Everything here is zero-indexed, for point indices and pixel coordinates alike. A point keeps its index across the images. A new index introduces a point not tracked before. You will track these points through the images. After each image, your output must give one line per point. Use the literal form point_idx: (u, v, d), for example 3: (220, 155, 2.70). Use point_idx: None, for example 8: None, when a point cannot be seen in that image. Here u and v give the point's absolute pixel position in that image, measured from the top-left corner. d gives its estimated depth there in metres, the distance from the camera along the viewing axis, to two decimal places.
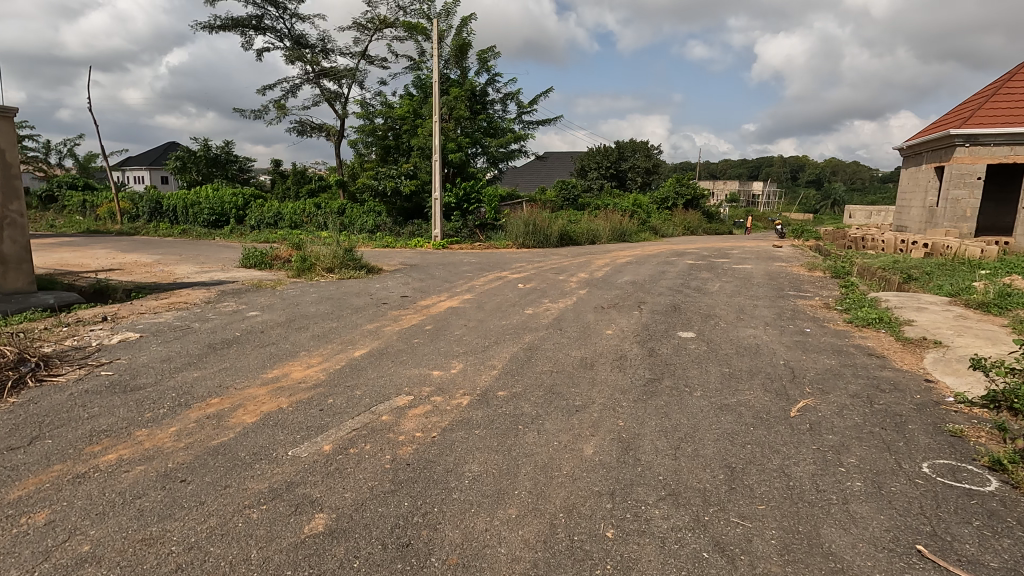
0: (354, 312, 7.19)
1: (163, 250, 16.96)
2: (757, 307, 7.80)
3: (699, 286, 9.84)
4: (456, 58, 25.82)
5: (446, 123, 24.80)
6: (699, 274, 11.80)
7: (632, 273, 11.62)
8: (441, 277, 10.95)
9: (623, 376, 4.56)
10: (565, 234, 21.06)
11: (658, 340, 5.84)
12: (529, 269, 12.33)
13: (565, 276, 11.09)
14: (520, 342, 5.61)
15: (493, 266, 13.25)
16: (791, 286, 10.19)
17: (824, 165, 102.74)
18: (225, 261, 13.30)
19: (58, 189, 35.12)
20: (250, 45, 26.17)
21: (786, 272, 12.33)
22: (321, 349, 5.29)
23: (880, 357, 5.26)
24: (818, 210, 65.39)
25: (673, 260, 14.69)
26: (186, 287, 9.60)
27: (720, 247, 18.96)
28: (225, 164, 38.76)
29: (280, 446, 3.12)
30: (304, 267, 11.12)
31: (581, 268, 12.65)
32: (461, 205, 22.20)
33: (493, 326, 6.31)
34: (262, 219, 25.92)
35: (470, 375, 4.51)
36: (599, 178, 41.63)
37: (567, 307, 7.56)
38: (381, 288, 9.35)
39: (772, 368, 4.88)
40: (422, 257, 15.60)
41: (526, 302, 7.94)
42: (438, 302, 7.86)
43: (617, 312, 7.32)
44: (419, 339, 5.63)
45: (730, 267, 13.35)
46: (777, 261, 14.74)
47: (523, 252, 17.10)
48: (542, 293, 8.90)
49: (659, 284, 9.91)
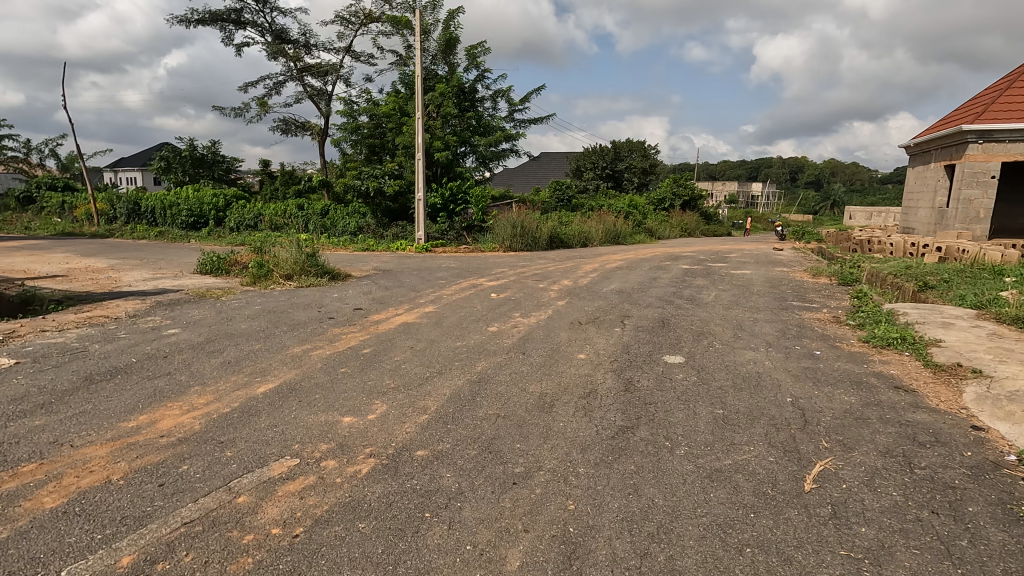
0: (289, 330, 6.18)
1: (126, 254, 15.95)
2: (758, 323, 6.78)
3: (692, 296, 8.87)
4: (443, 53, 24.92)
5: (433, 120, 23.86)
6: (693, 281, 10.80)
7: (620, 280, 10.62)
8: (410, 285, 9.94)
9: (585, 424, 3.57)
10: (554, 236, 20.10)
11: (637, 368, 4.84)
12: (509, 276, 11.35)
13: (546, 284, 10.11)
14: (469, 371, 4.61)
15: (472, 272, 12.27)
16: (795, 295, 9.20)
17: (824, 166, 101.78)
18: (182, 267, 12.28)
19: (37, 190, 34.08)
20: (230, 40, 25.16)
21: (788, 278, 11.33)
22: (218, 384, 4.28)
23: (910, 394, 4.25)
24: (817, 212, 64.40)
25: (667, 265, 13.70)
26: (120, 298, 8.59)
27: (718, 251, 17.98)
28: (210, 164, 37.73)
29: (54, 562, 2.11)
30: (261, 274, 10.14)
31: (566, 274, 11.65)
32: (448, 206, 21.15)
33: (443, 349, 5.31)
34: (242, 221, 24.90)
35: (390, 422, 3.51)
36: (595, 178, 40.66)
37: (538, 323, 6.57)
38: (337, 299, 8.34)
39: (777, 410, 3.88)
40: (400, 262, 14.61)
41: (493, 316, 6.95)
42: (392, 317, 6.87)
43: (595, 329, 6.32)
44: (346, 369, 4.62)
45: (728, 272, 12.39)
46: (779, 266, 13.74)
47: (510, 256, 16.11)
48: (515, 304, 7.91)
49: (648, 294, 8.89)
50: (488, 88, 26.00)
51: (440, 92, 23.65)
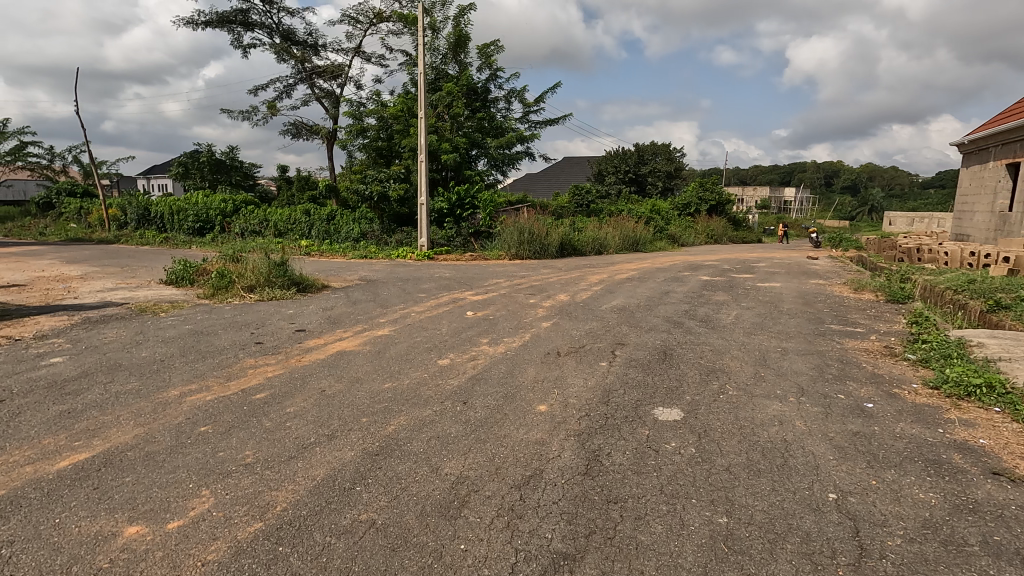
0: (194, 361, 4.98)
1: (112, 261, 15.22)
2: (791, 357, 5.29)
3: (707, 316, 7.42)
4: (453, 51, 23.91)
5: (442, 121, 22.81)
6: (712, 297, 9.28)
7: (627, 294, 9.21)
8: (384, 300, 8.72)
9: (500, 549, 2.24)
10: (566, 243, 18.72)
11: (614, 430, 3.47)
12: (501, 289, 10.06)
13: (538, 299, 8.80)
14: (374, 435, 3.29)
15: (463, 283, 11.03)
16: (834, 315, 7.65)
17: (860, 170, 97.81)
18: (151, 276, 11.32)
19: (57, 197, 34.24)
20: (237, 42, 24.56)
21: (824, 293, 9.74)
22: (17, 451, 3.07)
23: (1020, 489, 2.79)
24: (854, 218, 61.49)
25: (685, 277, 12.16)
26: (51, 312, 7.60)
27: (745, 259, 16.35)
28: (228, 169, 37.49)
29: None
30: (220, 286, 9.10)
31: (566, 287, 10.28)
32: (455, 211, 20.10)
33: (364, 395, 4.02)
34: (247, 227, 24.25)
35: (190, 541, 2.23)
36: (617, 182, 39.11)
37: (505, 353, 5.23)
38: (286, 317, 7.16)
39: (814, 521, 2.48)
40: (391, 271, 13.50)
41: (456, 342, 5.65)
42: (333, 343, 5.63)
43: (575, 363, 4.94)
44: (208, 428, 3.37)
45: (754, 285, 10.85)
46: (813, 278, 12.12)
47: (514, 265, 14.79)
48: (490, 326, 6.59)
49: (654, 313, 7.44)
50: (501, 88, 24.94)
51: (449, 92, 22.59)
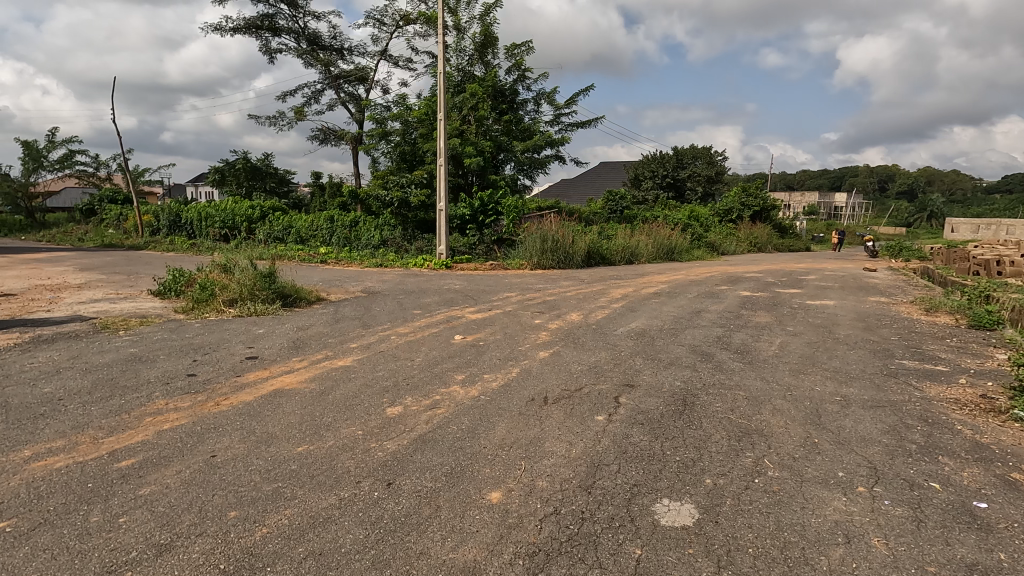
0: (92, 402, 4.04)
1: (124, 268, 14.89)
2: (853, 413, 3.97)
3: (745, 345, 6.12)
4: (479, 52, 23.08)
5: (468, 124, 21.94)
6: (751, 318, 7.88)
7: (651, 314, 7.93)
8: (371, 318, 7.73)
9: None
10: (593, 252, 17.45)
11: (588, 549, 2.31)
12: (509, 304, 8.97)
13: (546, 318, 7.65)
14: (226, 551, 2.22)
15: (470, 297, 10.01)
16: (906, 347, 6.17)
17: (917, 175, 92.36)
18: (145, 286, 10.73)
19: (98, 203, 35.10)
20: (265, 48, 24.48)
21: (888, 315, 8.19)
22: None
23: None
24: (911, 225, 57.62)
25: (722, 292, 10.73)
26: (7, 328, 6.93)
27: (792, 271, 14.75)
28: (263, 176, 37.71)
29: None
30: (199, 299, 8.35)
31: (582, 304, 9.06)
32: (477, 218, 19.12)
33: (260, 466, 2.97)
34: (271, 233, 23.96)
35: None
36: (654, 188, 37.47)
37: (475, 401, 4.10)
38: (247, 341, 6.25)
39: None
40: (400, 282, 12.61)
41: (424, 380, 4.56)
42: (275, 379, 4.61)
43: (562, 418, 3.78)
44: (5, 528, 2.36)
45: (803, 303, 9.40)
46: (874, 294, 10.51)
47: (534, 277, 13.63)
48: (476, 356, 5.47)
49: (678, 341, 6.18)
50: (530, 90, 23.96)
51: (474, 93, 21.71)
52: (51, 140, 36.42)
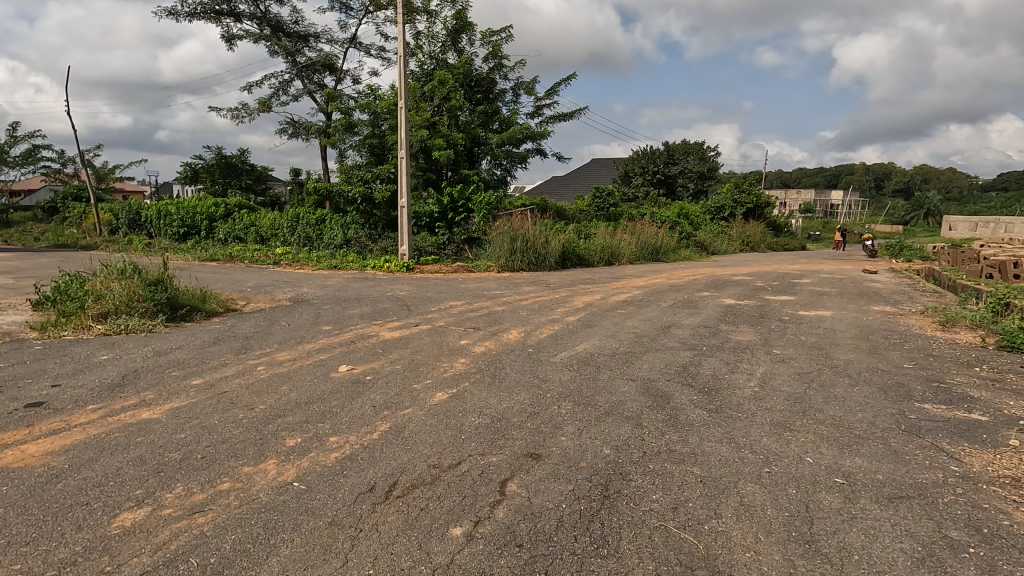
0: None
1: (44, 271, 13.38)
2: (866, 517, 2.51)
3: (716, 379, 4.68)
4: (452, 38, 21.57)
5: (440, 116, 20.49)
6: (731, 336, 6.40)
7: (607, 332, 6.43)
8: (261, 338, 6.23)
9: None
10: (568, 252, 16.01)
11: None
12: (446, 317, 7.54)
13: (478, 337, 6.20)
14: None
15: (407, 308, 8.56)
16: (925, 381, 4.71)
17: (913, 172, 91.31)
18: (34, 292, 9.23)
19: (62, 202, 33.41)
20: (225, 34, 22.95)
21: (898, 331, 6.74)
22: None
23: None
24: (907, 223, 56.50)
25: (702, 300, 9.26)
26: None
27: (785, 274, 13.41)
28: (238, 173, 35.80)
29: None
30: (62, 313, 6.90)
31: (532, 317, 7.56)
32: (446, 215, 17.74)
33: None
34: (231, 232, 22.45)
35: None
36: (644, 185, 36.12)
37: (277, 494, 2.64)
38: (65, 374, 4.76)
39: None
40: (342, 287, 11.17)
41: (229, 451, 3.08)
42: (11, 449, 3.11)
43: (393, 534, 2.33)
44: None
45: (794, 314, 7.98)
46: (877, 301, 9.12)
47: (495, 281, 12.16)
48: (345, 401, 3.98)
49: (630, 374, 4.73)
50: (507, 79, 22.50)
51: (444, 81, 20.25)
52: (14, 135, 34.69)
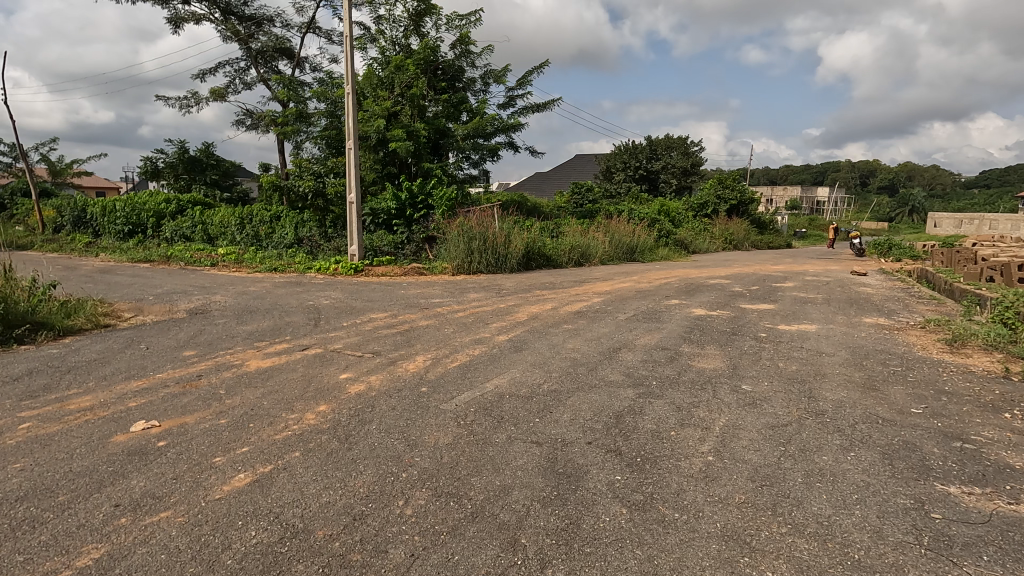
0: None
1: None
2: None
3: (657, 439, 3.34)
4: (414, 21, 20.08)
5: (400, 105, 19.03)
6: (691, 364, 5.09)
7: (536, 361, 5.05)
8: (87, 370, 4.80)
9: None
10: (533, 251, 14.69)
11: None
12: (351, 336, 6.14)
13: (366, 367, 4.81)
14: None
15: (315, 322, 7.15)
16: (943, 439, 3.41)
17: (899, 169, 91.00)
18: None
19: (11, 198, 31.36)
20: (173, 16, 21.29)
21: (897, 354, 5.46)
22: None
23: None
24: (893, 220, 55.90)
25: (668, 311, 7.94)
26: None
27: (768, 275, 12.17)
28: (203, 168, 33.99)
29: None
30: None
31: (455, 336, 6.19)
32: (405, 212, 16.37)
33: None
34: (178, 230, 20.86)
35: None
36: (626, 180, 34.90)
37: None
38: None
39: None
40: (264, 294, 9.75)
41: None
42: None
43: None
44: None
45: (772, 329, 6.69)
46: (868, 311, 7.87)
47: (442, 286, 10.77)
48: (80, 496, 2.60)
49: (538, 433, 3.38)
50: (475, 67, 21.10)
51: (404, 67, 18.75)
52: None
